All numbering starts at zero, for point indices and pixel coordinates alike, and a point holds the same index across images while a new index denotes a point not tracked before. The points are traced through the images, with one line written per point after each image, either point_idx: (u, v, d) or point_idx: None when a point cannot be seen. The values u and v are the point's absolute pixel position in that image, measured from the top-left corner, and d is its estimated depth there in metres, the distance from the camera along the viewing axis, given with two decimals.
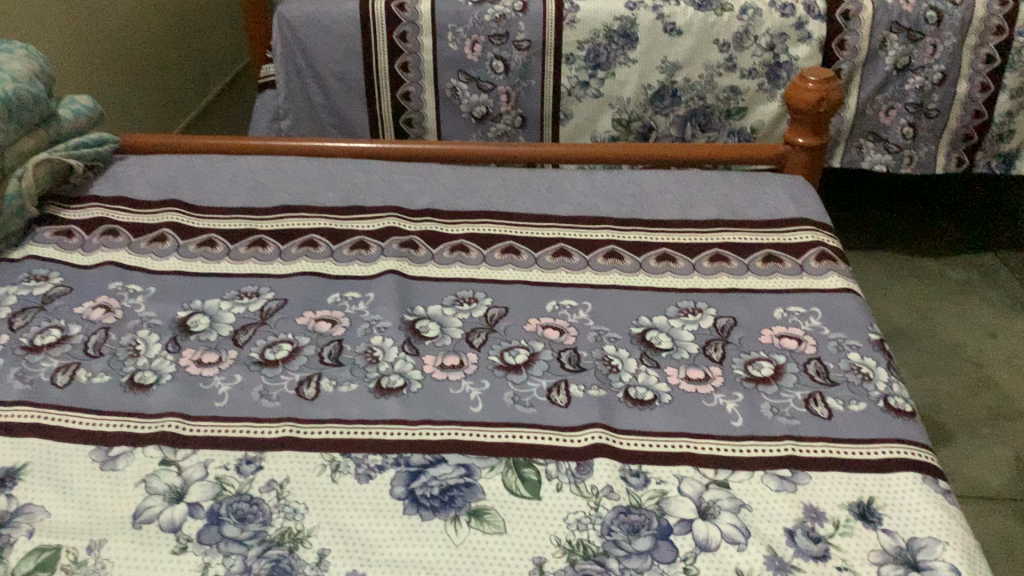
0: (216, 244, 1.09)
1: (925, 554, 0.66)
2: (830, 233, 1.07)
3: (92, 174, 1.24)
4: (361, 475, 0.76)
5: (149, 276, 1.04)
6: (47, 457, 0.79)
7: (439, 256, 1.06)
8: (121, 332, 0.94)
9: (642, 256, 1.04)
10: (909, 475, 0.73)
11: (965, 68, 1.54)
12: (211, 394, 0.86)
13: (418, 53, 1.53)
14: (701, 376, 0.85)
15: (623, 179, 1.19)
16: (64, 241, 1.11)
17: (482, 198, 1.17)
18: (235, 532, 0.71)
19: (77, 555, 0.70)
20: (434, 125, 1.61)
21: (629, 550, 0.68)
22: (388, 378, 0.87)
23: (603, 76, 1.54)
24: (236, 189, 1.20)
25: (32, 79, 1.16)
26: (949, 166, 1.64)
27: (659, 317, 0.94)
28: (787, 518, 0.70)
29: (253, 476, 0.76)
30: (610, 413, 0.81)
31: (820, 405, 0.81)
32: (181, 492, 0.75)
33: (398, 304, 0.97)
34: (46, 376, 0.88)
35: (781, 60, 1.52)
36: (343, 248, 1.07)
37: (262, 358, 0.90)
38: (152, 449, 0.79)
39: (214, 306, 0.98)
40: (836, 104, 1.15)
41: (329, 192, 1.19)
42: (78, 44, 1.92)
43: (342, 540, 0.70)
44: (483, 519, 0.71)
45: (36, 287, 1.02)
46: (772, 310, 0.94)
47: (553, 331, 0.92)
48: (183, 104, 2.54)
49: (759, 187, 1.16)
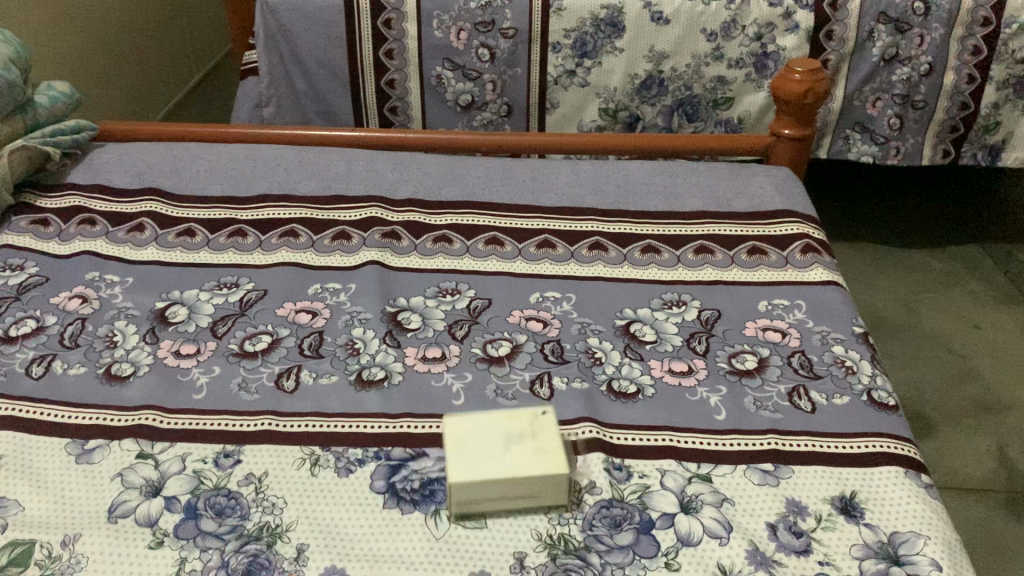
0: (196, 233, 1.07)
1: (907, 548, 0.66)
2: (815, 225, 1.06)
3: (70, 162, 1.22)
4: (341, 469, 0.75)
5: (126, 266, 1.02)
6: (22, 450, 0.77)
7: (422, 246, 1.05)
8: (98, 323, 0.93)
9: (627, 247, 1.03)
10: (891, 469, 0.73)
11: (952, 59, 1.53)
12: (189, 386, 0.84)
13: (403, 40, 1.51)
14: (685, 369, 0.85)
15: (609, 170, 1.18)
16: (40, 229, 1.08)
17: (466, 188, 1.16)
18: (213, 526, 0.70)
19: (51, 550, 0.68)
20: (419, 113, 1.59)
21: (610, 545, 0.68)
22: (369, 370, 0.86)
23: (589, 65, 1.52)
24: (216, 177, 1.18)
25: (9, 64, 1.13)
26: (935, 158, 1.64)
27: (643, 309, 0.93)
28: (770, 512, 0.70)
29: (232, 470, 0.75)
30: (592, 406, 0.81)
31: (803, 398, 0.81)
32: (158, 486, 0.74)
33: (379, 295, 0.96)
34: (21, 368, 0.87)
35: (769, 49, 1.51)
36: (325, 239, 1.06)
37: (241, 350, 0.89)
38: (128, 442, 0.78)
39: (193, 296, 0.96)
40: (823, 95, 1.14)
41: (311, 181, 1.17)
42: (55, 27, 1.89)
43: (321, 534, 0.70)
44: (464, 514, 0.71)
45: (12, 276, 1.00)
46: (756, 303, 0.94)
47: (537, 323, 0.91)
48: (164, 90, 2.50)
49: (745, 179, 1.16)
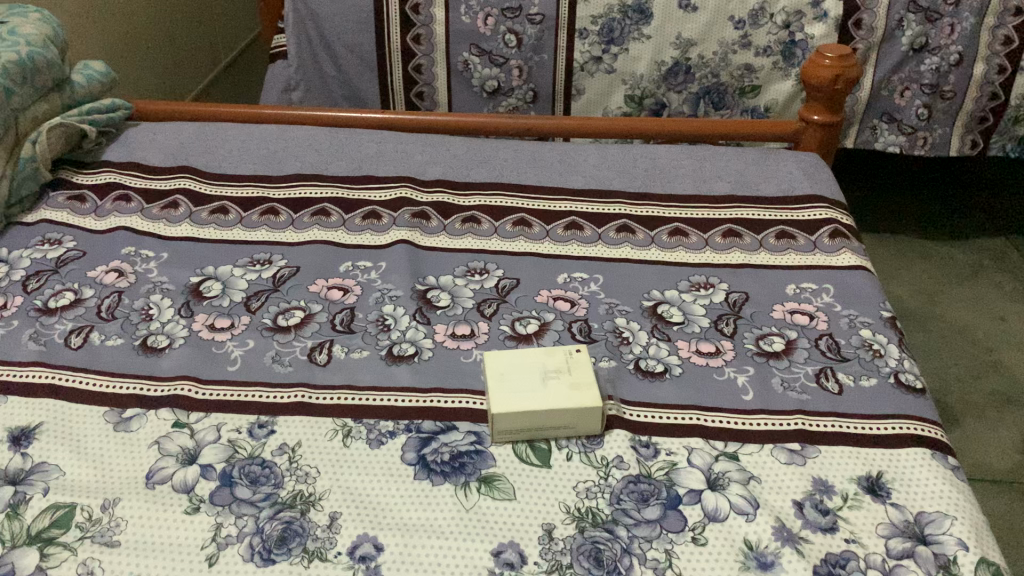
0: (229, 212, 1.09)
1: (933, 528, 0.67)
2: (842, 211, 1.06)
3: (105, 140, 1.24)
4: (372, 441, 0.77)
5: (161, 242, 1.04)
6: (63, 417, 0.80)
7: (451, 227, 1.06)
8: (134, 296, 0.95)
9: (654, 230, 1.04)
10: (918, 450, 0.73)
11: (983, 50, 1.51)
12: (224, 358, 0.86)
13: (431, 26, 1.52)
14: (712, 350, 0.85)
15: (635, 154, 1.19)
16: (76, 206, 1.11)
17: (494, 169, 1.17)
18: (248, 494, 0.72)
19: (91, 513, 0.71)
20: (445, 98, 1.60)
21: (638, 519, 0.69)
22: (399, 346, 0.87)
23: (616, 52, 1.52)
24: (247, 157, 1.20)
25: (47, 43, 1.16)
26: (963, 148, 1.63)
27: (671, 290, 0.94)
28: (796, 490, 0.70)
29: (266, 440, 0.77)
30: (620, 384, 0.82)
31: (830, 380, 0.81)
32: (194, 454, 0.75)
33: (410, 273, 0.97)
34: (60, 339, 0.89)
35: (797, 38, 1.50)
36: (355, 218, 1.07)
37: (274, 324, 0.90)
38: (164, 411, 0.80)
39: (226, 272, 0.98)
40: (853, 81, 1.14)
41: (341, 161, 1.19)
42: (90, 10, 1.92)
43: (354, 503, 0.71)
44: (493, 486, 0.72)
45: (49, 250, 1.03)
46: (784, 286, 0.94)
47: (565, 302, 0.92)
48: (195, 74, 2.53)
49: (773, 164, 1.16)
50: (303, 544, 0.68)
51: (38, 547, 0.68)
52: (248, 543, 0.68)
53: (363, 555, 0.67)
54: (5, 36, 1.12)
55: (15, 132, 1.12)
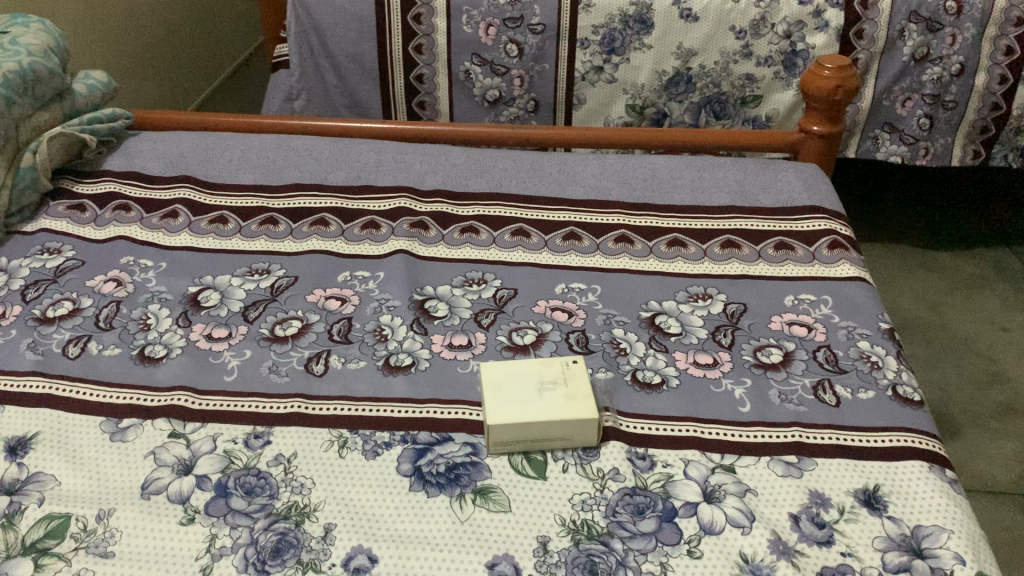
0: (229, 221, 1.09)
1: (930, 542, 0.66)
2: (842, 222, 1.06)
3: (105, 149, 1.25)
4: (367, 452, 0.76)
5: (160, 251, 1.04)
6: (59, 427, 0.80)
7: (450, 237, 1.06)
8: (133, 306, 0.95)
9: (653, 241, 1.04)
10: (916, 463, 0.73)
11: (984, 60, 1.51)
12: (221, 368, 0.86)
13: (432, 35, 1.52)
14: (710, 361, 0.85)
15: (634, 164, 1.19)
16: (77, 215, 1.11)
17: (492, 179, 1.17)
18: (243, 505, 0.72)
19: (86, 523, 0.70)
20: (446, 108, 1.61)
21: (633, 531, 0.68)
22: (396, 356, 0.87)
23: (617, 62, 1.53)
24: (247, 167, 1.20)
25: (48, 53, 1.17)
26: (965, 158, 1.62)
27: (668, 300, 0.94)
28: (792, 503, 0.70)
29: (261, 451, 0.77)
30: (617, 395, 0.81)
31: (828, 392, 0.81)
32: (190, 465, 0.75)
33: (408, 283, 0.97)
34: (58, 348, 0.89)
35: (798, 48, 1.51)
36: (354, 228, 1.08)
37: (272, 334, 0.90)
38: (161, 421, 0.80)
39: (225, 282, 0.99)
40: (852, 91, 1.14)
41: (340, 171, 1.19)
42: (91, 22, 1.93)
43: (349, 515, 0.71)
44: (488, 497, 0.72)
45: (49, 260, 1.03)
46: (782, 297, 0.94)
47: (562, 313, 0.92)
48: (195, 83, 2.53)
49: (772, 174, 1.16)
50: (296, 556, 0.67)
51: (32, 558, 0.68)
52: (242, 554, 0.68)
53: (357, 567, 0.67)
54: (6, 46, 1.13)
55: (14, 141, 1.13)
